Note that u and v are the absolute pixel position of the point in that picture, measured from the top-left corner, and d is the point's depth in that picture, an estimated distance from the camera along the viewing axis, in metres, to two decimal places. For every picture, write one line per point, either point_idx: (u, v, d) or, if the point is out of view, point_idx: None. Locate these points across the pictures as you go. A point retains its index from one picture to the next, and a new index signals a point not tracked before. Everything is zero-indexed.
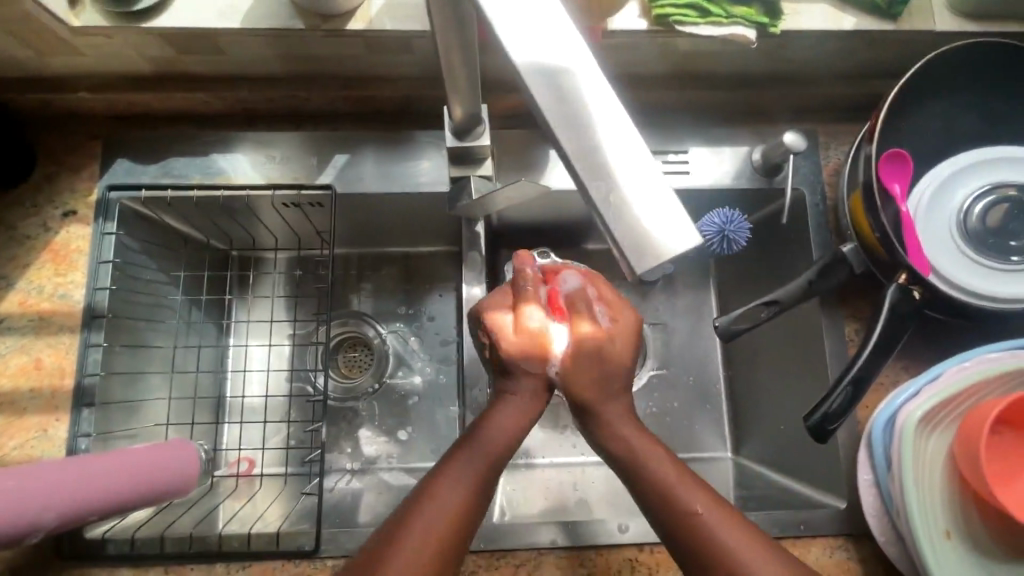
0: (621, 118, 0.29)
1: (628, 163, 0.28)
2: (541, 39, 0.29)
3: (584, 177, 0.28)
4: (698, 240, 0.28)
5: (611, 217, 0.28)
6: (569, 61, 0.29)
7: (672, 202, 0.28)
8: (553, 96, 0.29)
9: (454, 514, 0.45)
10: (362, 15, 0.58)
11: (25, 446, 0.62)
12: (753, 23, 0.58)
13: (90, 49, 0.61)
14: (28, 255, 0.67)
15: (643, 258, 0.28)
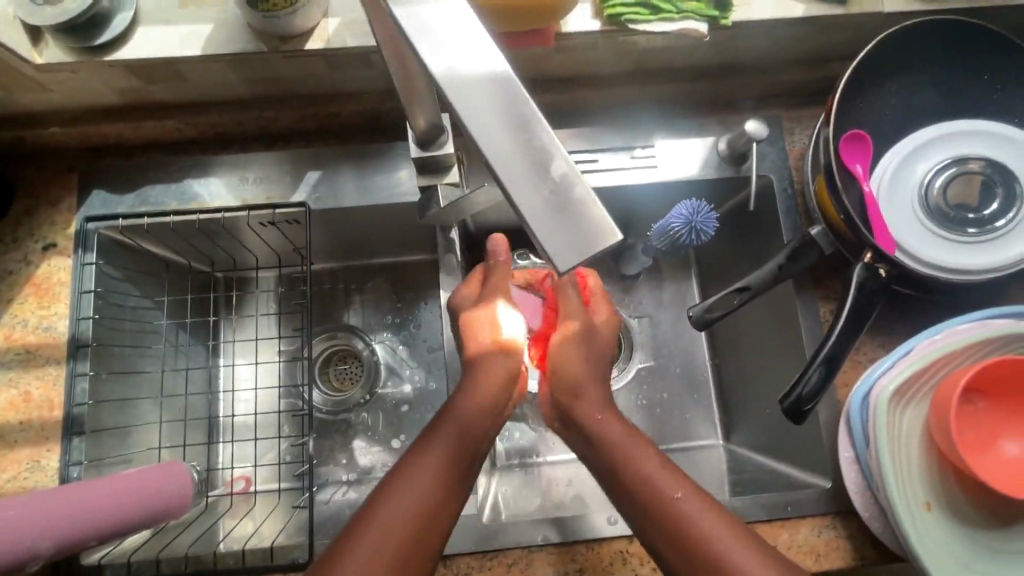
0: (541, 121, 0.30)
1: (549, 164, 0.29)
2: (461, 52, 0.30)
3: (506, 180, 0.29)
4: (619, 235, 0.28)
5: (533, 218, 0.28)
6: (488, 71, 0.30)
7: (594, 201, 0.29)
8: (474, 103, 0.30)
9: (421, 508, 0.50)
10: (320, 34, 0.59)
11: (18, 478, 0.63)
12: (704, 16, 0.59)
13: (56, 84, 0.62)
14: (12, 290, 0.68)
15: (567, 256, 0.28)
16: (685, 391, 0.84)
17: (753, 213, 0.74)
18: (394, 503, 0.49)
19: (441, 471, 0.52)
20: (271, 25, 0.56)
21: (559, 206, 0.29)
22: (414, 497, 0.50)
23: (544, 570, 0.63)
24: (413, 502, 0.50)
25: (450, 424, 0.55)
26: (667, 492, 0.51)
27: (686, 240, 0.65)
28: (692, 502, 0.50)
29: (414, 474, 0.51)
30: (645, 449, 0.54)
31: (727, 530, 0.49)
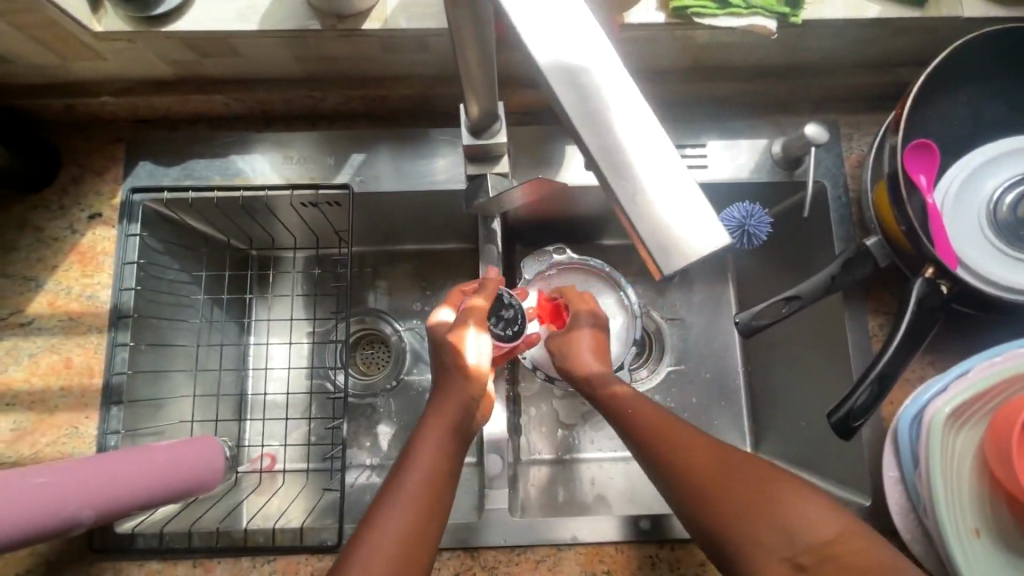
0: (645, 115, 0.29)
1: (652, 160, 0.28)
2: (563, 36, 0.29)
3: (607, 175, 0.28)
4: (726, 238, 0.27)
5: (636, 217, 0.28)
6: (593, 59, 0.29)
7: (698, 200, 0.28)
8: (577, 93, 0.29)
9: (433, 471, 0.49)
10: (378, 14, 0.58)
11: (56, 443, 0.64)
12: (774, 13, 0.57)
13: (112, 54, 0.62)
14: (56, 257, 0.69)
15: (667, 256, 0.28)
16: (715, 397, 0.83)
17: (802, 220, 0.72)
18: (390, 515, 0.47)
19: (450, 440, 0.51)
20: (331, 2, 0.55)
21: (662, 203, 0.28)
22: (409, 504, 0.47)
23: (571, 569, 0.63)
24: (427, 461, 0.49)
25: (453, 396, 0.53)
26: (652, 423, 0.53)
27: (735, 244, 0.64)
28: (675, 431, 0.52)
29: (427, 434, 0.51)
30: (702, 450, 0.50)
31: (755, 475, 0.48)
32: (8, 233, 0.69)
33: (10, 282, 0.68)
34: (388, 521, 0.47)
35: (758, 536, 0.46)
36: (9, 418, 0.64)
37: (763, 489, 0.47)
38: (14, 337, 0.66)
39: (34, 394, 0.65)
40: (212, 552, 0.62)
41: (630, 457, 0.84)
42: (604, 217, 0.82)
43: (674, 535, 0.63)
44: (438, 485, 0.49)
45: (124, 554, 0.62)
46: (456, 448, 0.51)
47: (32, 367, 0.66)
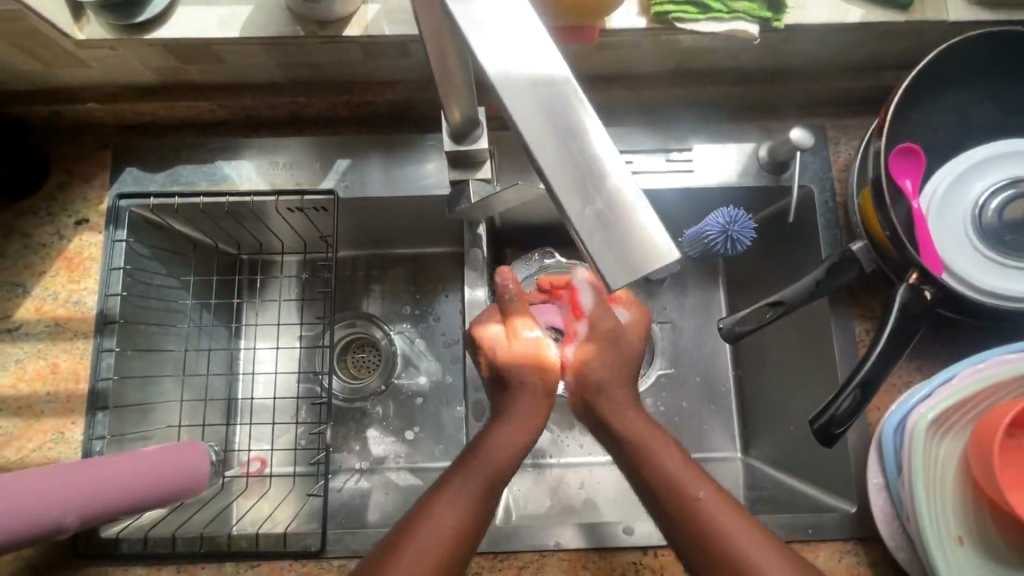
0: (596, 128, 0.29)
1: (604, 174, 0.28)
2: (515, 49, 0.29)
3: (558, 188, 0.28)
4: (674, 252, 0.27)
5: (584, 232, 0.27)
6: (546, 71, 0.29)
7: (649, 215, 0.28)
8: (528, 107, 0.29)
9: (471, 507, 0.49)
10: (358, 21, 0.58)
11: (42, 448, 0.64)
12: (756, 18, 0.57)
13: (96, 61, 0.62)
14: (43, 263, 0.69)
15: (617, 272, 0.27)
16: (703, 401, 0.83)
17: (790, 225, 0.72)
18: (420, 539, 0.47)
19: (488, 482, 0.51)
20: (312, 9, 0.55)
21: (613, 218, 0.27)
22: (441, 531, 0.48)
23: None
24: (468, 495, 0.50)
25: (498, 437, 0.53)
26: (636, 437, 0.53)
27: (720, 249, 0.64)
28: (659, 447, 0.52)
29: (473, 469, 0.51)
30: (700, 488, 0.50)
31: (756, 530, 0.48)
32: None
33: None
34: (422, 543, 0.47)
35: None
36: None
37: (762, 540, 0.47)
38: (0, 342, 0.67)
39: (21, 399, 0.66)
40: (196, 557, 0.63)
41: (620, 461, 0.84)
42: None
43: (658, 541, 0.63)
44: (471, 522, 0.49)
45: (110, 558, 0.62)
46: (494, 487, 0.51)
47: (19, 372, 0.66)
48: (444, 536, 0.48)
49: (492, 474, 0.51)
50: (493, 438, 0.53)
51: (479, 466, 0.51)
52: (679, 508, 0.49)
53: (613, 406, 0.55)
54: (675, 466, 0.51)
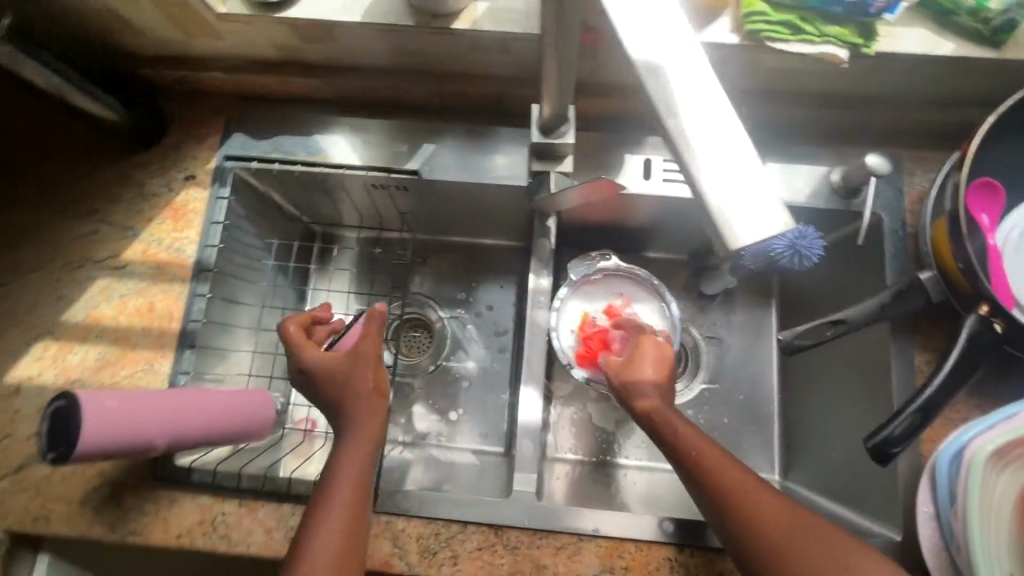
0: (728, 114, 0.33)
1: (734, 151, 0.32)
2: (661, 41, 0.34)
3: (693, 158, 0.32)
4: (790, 223, 0.31)
5: (713, 194, 0.32)
6: (688, 61, 0.34)
7: (774, 189, 0.32)
8: (671, 90, 0.33)
9: (356, 485, 0.55)
10: (467, 16, 0.63)
11: (133, 377, 0.70)
12: (847, 43, 0.59)
13: (227, 34, 0.69)
14: (152, 211, 0.76)
15: (745, 234, 0.31)
16: (746, 418, 0.84)
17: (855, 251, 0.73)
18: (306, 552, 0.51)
19: (359, 460, 0.56)
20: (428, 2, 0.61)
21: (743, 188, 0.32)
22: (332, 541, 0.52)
23: (589, 560, 0.64)
24: (350, 480, 0.55)
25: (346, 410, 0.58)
26: (688, 443, 0.59)
27: (786, 263, 0.65)
28: (710, 454, 0.58)
29: (346, 458, 0.56)
30: (725, 462, 0.57)
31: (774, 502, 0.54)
32: (113, 184, 0.76)
33: (111, 229, 0.75)
34: (330, 522, 0.53)
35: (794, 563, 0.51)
36: (96, 349, 0.72)
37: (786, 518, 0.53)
38: (108, 277, 0.74)
39: (120, 330, 0.72)
40: (259, 494, 0.67)
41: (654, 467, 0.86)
42: (653, 229, 0.83)
43: (695, 541, 0.64)
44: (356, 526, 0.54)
45: (180, 485, 0.68)
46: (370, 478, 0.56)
47: (121, 306, 0.73)
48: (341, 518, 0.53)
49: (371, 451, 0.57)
50: (361, 406, 0.58)
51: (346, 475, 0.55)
52: (704, 474, 0.57)
53: (650, 406, 0.63)
54: (703, 443, 0.59)
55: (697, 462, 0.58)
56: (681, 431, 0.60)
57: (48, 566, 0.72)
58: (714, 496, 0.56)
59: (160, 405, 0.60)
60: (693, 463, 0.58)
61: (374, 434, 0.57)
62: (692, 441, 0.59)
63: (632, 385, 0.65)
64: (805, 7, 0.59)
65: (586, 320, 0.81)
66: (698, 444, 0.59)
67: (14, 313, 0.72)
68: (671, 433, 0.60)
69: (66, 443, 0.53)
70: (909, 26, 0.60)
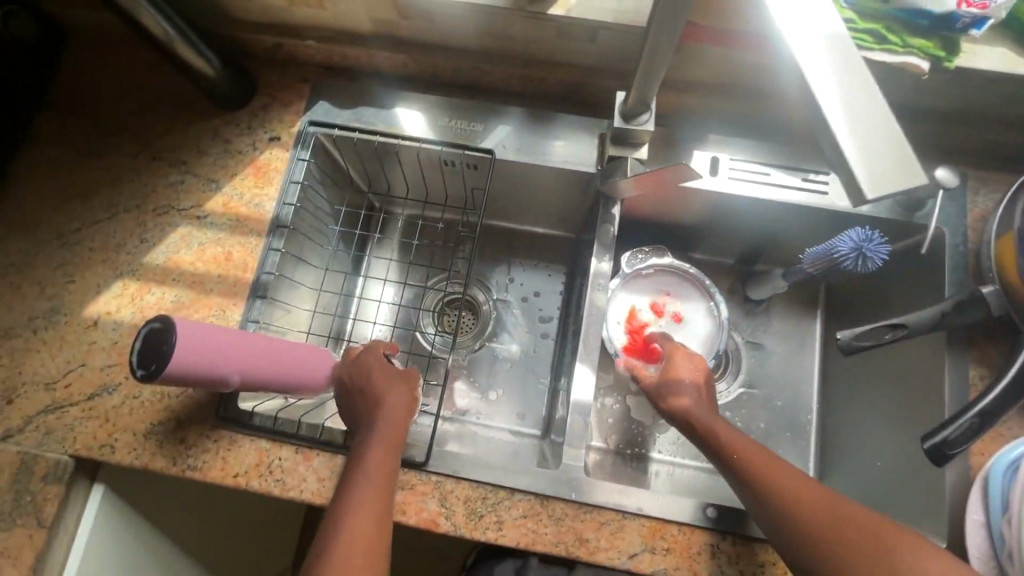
0: (866, 82, 0.39)
1: (867, 118, 0.38)
2: (807, 13, 0.39)
3: (831, 120, 0.38)
4: (924, 177, 0.36)
5: (851, 145, 0.37)
6: (829, 34, 0.39)
7: (906, 150, 0.37)
8: (814, 60, 0.39)
9: (383, 473, 0.59)
10: (562, 3, 0.67)
11: (206, 320, 0.74)
12: (930, 55, 0.61)
13: (330, 4, 0.73)
14: (237, 167, 0.80)
15: (876, 187, 0.36)
16: (785, 423, 0.84)
17: (913, 263, 0.74)
18: (337, 534, 0.54)
19: (383, 450, 0.60)
20: None
21: (877, 148, 0.37)
22: (359, 526, 0.55)
23: (632, 538, 0.66)
24: (379, 468, 0.59)
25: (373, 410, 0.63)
26: (736, 452, 0.60)
27: (853, 266, 0.67)
28: (760, 461, 0.58)
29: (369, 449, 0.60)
30: (778, 471, 0.57)
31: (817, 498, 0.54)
32: (203, 140, 0.81)
33: (196, 181, 0.79)
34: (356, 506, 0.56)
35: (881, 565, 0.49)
36: (173, 291, 0.75)
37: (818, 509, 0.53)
38: (190, 225, 0.78)
39: (197, 275, 0.76)
40: (316, 443, 0.70)
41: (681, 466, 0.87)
42: (707, 229, 0.85)
43: (739, 530, 0.65)
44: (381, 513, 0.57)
45: (241, 427, 0.70)
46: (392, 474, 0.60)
47: (199, 253, 0.77)
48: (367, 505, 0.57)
49: (395, 444, 0.61)
50: (386, 406, 0.63)
51: (367, 470, 0.59)
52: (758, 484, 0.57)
53: (693, 415, 0.64)
54: (751, 449, 0.59)
55: (748, 470, 0.58)
56: (729, 440, 0.61)
57: (104, 496, 0.74)
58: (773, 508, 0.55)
59: (229, 342, 0.62)
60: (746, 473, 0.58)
61: (398, 430, 0.63)
62: (734, 448, 0.60)
63: (677, 398, 0.66)
64: (891, 17, 0.61)
65: (634, 311, 0.83)
66: (754, 455, 0.59)
67: (100, 251, 0.77)
68: (717, 442, 0.61)
69: (157, 361, 0.55)
70: (991, 44, 0.62)
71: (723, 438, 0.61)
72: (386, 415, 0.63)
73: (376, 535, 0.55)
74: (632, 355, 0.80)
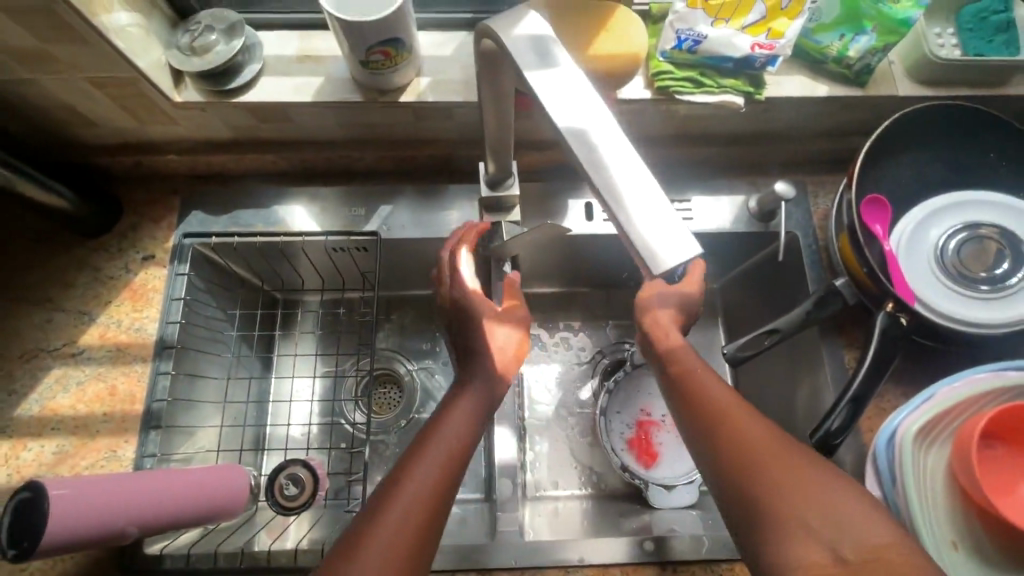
0: (639, 162, 0.37)
1: (645, 191, 0.37)
2: (573, 103, 0.40)
3: (610, 204, 0.36)
4: (697, 249, 0.35)
5: (630, 227, 0.36)
6: (596, 123, 0.39)
7: (682, 224, 0.36)
8: (591, 134, 0.38)
9: (451, 456, 0.52)
10: (412, 90, 0.70)
11: (95, 465, 0.68)
12: (741, 91, 0.69)
13: (183, 120, 0.73)
14: (110, 294, 0.76)
15: (666, 258, 0.35)
16: None
17: (779, 267, 0.81)
18: (412, 472, 0.50)
19: (465, 435, 0.54)
20: (375, 80, 0.68)
21: (658, 225, 0.36)
22: (431, 469, 0.50)
23: None
24: (449, 444, 0.52)
25: (477, 394, 0.58)
26: (721, 408, 0.51)
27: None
28: (731, 406, 0.51)
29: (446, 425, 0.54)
30: (743, 412, 0.51)
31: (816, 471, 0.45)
32: (69, 273, 0.77)
33: (66, 316, 0.75)
34: (419, 479, 0.49)
35: (814, 510, 0.43)
36: (53, 442, 0.69)
37: (804, 472, 0.45)
38: (64, 365, 0.72)
39: (78, 419, 0.70)
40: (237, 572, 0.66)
41: (680, 484, 0.82)
42: (599, 266, 0.89)
43: (676, 557, 0.67)
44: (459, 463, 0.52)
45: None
46: (479, 425, 0.56)
47: (79, 393, 0.71)
48: (426, 488, 0.49)
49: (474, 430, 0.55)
50: (485, 385, 0.59)
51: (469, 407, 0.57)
52: (716, 421, 0.51)
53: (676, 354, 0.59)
54: (722, 393, 0.53)
55: (722, 424, 0.50)
56: (715, 395, 0.53)
57: None
58: (717, 443, 0.49)
59: (128, 494, 0.58)
60: (709, 409, 0.52)
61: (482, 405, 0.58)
62: (708, 388, 0.54)
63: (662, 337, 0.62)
64: (702, 65, 0.69)
65: (642, 418, 0.86)
66: (716, 396, 0.53)
67: None
68: (701, 392, 0.54)
69: (29, 538, 0.52)
70: (790, 74, 0.71)
71: (712, 395, 0.53)
72: (487, 386, 0.59)
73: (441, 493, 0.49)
74: (633, 451, 0.85)
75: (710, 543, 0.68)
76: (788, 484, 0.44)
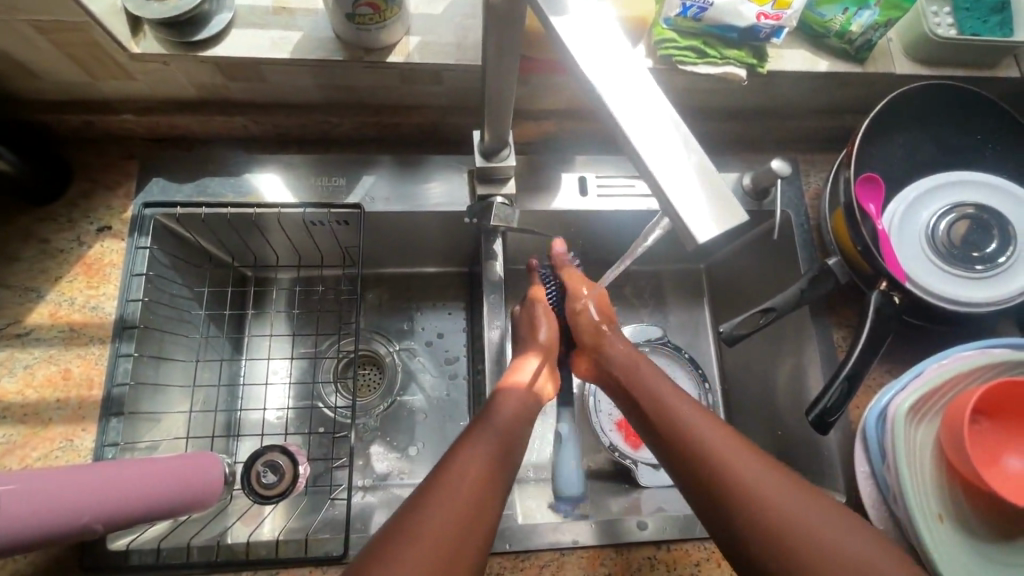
0: (673, 122, 0.35)
1: (683, 156, 0.34)
2: (605, 55, 0.36)
3: (646, 169, 0.34)
4: (742, 215, 0.32)
5: (669, 192, 0.33)
6: (632, 79, 0.36)
7: (722, 190, 0.33)
8: (623, 93, 0.35)
9: (473, 491, 0.50)
10: (401, 49, 0.65)
11: (49, 457, 0.62)
12: (744, 64, 0.67)
13: (142, 74, 0.66)
14: (61, 269, 0.69)
15: (706, 227, 0.32)
16: None
17: (772, 245, 0.80)
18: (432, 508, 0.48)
19: (486, 471, 0.52)
20: (360, 37, 0.62)
21: (697, 191, 0.33)
22: (468, 485, 0.50)
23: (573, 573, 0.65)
24: (466, 479, 0.50)
25: (488, 425, 0.57)
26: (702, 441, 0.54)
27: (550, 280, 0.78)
28: (719, 444, 0.54)
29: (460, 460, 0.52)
30: (742, 451, 0.53)
31: (775, 477, 0.50)
32: (10, 245, 0.69)
33: (9, 293, 0.67)
34: (440, 515, 0.47)
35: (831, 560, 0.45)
36: None
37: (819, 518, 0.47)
38: (9, 347, 0.65)
39: (28, 406, 0.64)
40: (210, 567, 0.62)
41: None
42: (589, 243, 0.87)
43: (670, 537, 0.67)
44: (488, 488, 0.51)
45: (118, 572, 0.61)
46: (515, 441, 0.57)
47: (27, 378, 0.65)
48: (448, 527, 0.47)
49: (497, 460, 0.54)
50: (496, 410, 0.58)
51: (486, 438, 0.55)
52: (702, 462, 0.53)
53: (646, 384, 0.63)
54: (709, 429, 0.55)
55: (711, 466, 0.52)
56: (703, 432, 0.55)
57: None
58: (710, 488, 0.52)
59: (87, 489, 0.52)
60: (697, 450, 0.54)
61: (500, 436, 0.56)
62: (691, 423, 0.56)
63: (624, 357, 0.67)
64: (707, 34, 0.66)
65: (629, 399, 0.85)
66: (698, 434, 0.55)
67: None
68: (686, 429, 0.56)
69: None
70: (792, 47, 0.70)
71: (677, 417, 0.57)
72: (501, 411, 0.58)
73: (475, 508, 0.49)
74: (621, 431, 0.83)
75: (703, 522, 0.67)
76: (786, 517, 0.48)
